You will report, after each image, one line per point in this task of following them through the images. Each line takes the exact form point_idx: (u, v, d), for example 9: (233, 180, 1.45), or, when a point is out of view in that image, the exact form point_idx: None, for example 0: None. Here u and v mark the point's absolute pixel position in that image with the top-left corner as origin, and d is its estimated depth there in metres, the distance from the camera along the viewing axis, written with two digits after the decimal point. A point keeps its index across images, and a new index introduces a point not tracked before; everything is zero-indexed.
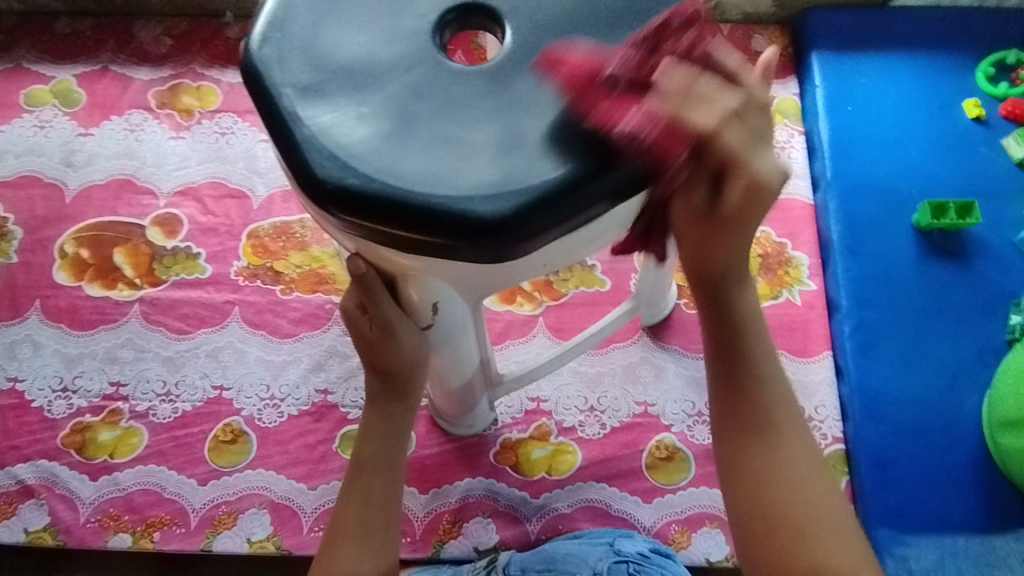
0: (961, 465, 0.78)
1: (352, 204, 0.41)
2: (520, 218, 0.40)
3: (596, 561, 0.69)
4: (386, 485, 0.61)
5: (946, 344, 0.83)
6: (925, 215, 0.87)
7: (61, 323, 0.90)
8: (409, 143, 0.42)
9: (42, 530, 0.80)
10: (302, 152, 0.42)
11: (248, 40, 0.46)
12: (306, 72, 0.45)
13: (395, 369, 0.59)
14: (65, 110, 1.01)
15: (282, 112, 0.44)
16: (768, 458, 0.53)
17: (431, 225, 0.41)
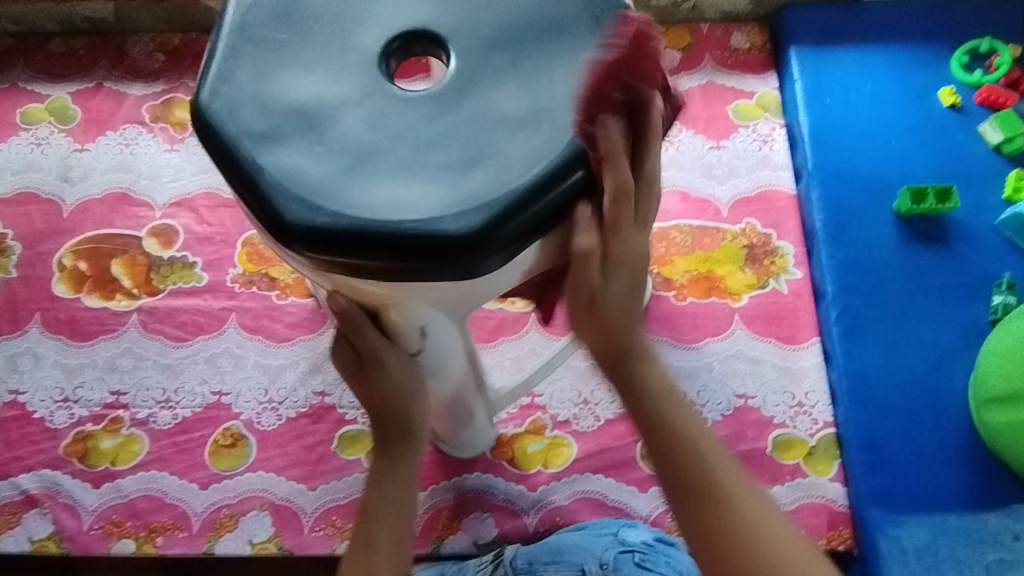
0: (949, 445, 0.80)
1: (325, 243, 0.43)
2: (488, 230, 0.42)
3: (602, 552, 0.71)
4: (393, 538, 0.61)
5: (931, 326, 0.85)
6: (905, 201, 0.89)
7: (61, 334, 0.91)
8: (374, 176, 0.44)
9: (46, 539, 0.81)
10: (268, 198, 0.44)
11: (196, 96, 0.47)
12: (260, 119, 0.46)
13: (387, 402, 0.60)
14: (61, 127, 1.03)
15: (242, 162, 0.45)
16: (728, 521, 0.53)
17: (402, 254, 0.43)
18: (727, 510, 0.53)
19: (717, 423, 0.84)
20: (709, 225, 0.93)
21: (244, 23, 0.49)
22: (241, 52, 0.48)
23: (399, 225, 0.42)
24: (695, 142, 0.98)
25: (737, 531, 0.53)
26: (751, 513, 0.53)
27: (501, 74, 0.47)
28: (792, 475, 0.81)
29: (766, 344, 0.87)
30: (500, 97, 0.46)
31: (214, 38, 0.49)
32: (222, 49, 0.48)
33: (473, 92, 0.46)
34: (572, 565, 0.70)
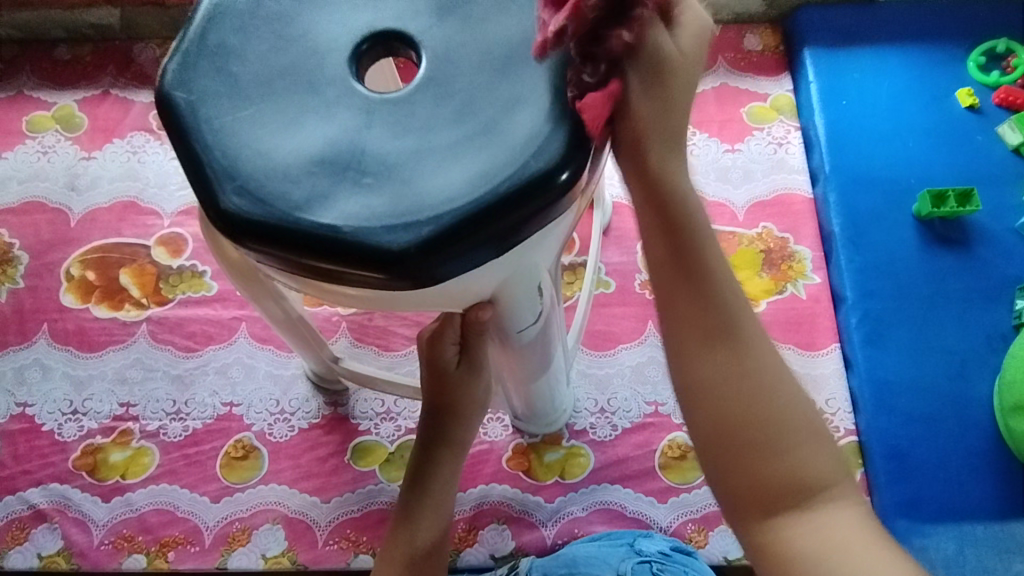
0: (975, 452, 0.78)
1: (441, 249, 0.40)
2: (558, 170, 0.41)
3: (619, 562, 0.69)
4: (432, 529, 0.60)
5: (954, 331, 0.83)
6: (925, 204, 0.87)
7: (70, 346, 0.90)
8: (436, 168, 0.41)
9: (56, 555, 0.80)
10: (362, 242, 0.39)
11: (219, 210, 0.41)
12: (295, 186, 0.41)
13: (461, 404, 0.60)
14: (67, 135, 1.02)
15: (316, 232, 0.40)
16: (734, 370, 0.45)
17: (512, 216, 0.41)
18: (736, 363, 0.45)
19: None
20: (725, 229, 0.92)
21: (200, 119, 0.43)
22: (222, 142, 0.43)
23: (501, 194, 0.40)
24: (709, 146, 0.97)
25: (741, 380, 0.45)
26: (770, 368, 0.46)
27: (471, 38, 0.44)
28: None
29: (785, 351, 0.86)
30: (477, 61, 0.44)
31: (186, 154, 0.43)
32: (199, 157, 0.42)
33: (458, 64, 0.44)
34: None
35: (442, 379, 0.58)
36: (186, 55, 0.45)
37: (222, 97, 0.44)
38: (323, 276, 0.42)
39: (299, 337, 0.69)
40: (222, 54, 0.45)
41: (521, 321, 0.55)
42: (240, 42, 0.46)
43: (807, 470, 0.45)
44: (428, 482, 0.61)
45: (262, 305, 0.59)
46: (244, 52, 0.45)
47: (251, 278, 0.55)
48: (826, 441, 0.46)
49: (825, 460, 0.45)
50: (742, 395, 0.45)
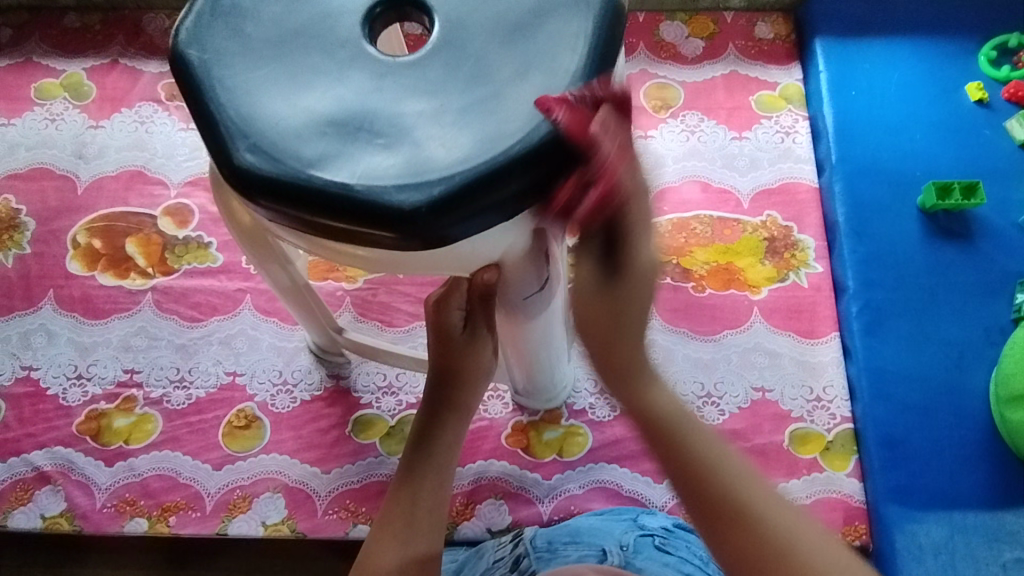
0: (969, 443, 0.79)
1: (450, 210, 0.40)
2: (566, 136, 0.41)
3: (622, 535, 0.69)
4: (437, 487, 0.60)
5: (953, 323, 0.84)
6: (930, 196, 0.88)
7: (75, 312, 0.91)
8: (448, 131, 0.41)
9: (59, 516, 0.81)
10: (373, 200, 0.40)
11: (233, 166, 0.42)
12: (307, 145, 0.41)
13: (467, 370, 0.61)
14: (76, 103, 1.02)
15: (329, 189, 0.40)
16: (752, 537, 0.49)
17: (520, 180, 0.41)
18: (754, 528, 0.49)
19: (733, 415, 0.84)
20: (729, 216, 0.93)
21: (214, 78, 0.43)
22: (235, 100, 0.43)
23: (509, 158, 0.40)
24: (717, 133, 0.97)
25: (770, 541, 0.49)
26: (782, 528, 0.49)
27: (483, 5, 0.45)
28: (808, 470, 0.80)
29: (785, 337, 0.87)
30: (488, 27, 0.44)
31: (199, 112, 0.43)
32: (213, 114, 0.43)
33: (470, 30, 0.44)
34: (592, 546, 0.68)
35: (448, 344, 0.60)
36: (201, 15, 0.46)
37: (236, 57, 0.44)
38: (333, 236, 0.42)
39: (297, 304, 0.69)
40: (236, 14, 0.45)
41: (526, 288, 0.56)
42: (254, 4, 0.46)
43: None
44: (433, 441, 0.61)
45: (269, 273, 0.60)
46: (258, 13, 0.46)
47: (262, 245, 0.56)
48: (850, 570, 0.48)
49: None
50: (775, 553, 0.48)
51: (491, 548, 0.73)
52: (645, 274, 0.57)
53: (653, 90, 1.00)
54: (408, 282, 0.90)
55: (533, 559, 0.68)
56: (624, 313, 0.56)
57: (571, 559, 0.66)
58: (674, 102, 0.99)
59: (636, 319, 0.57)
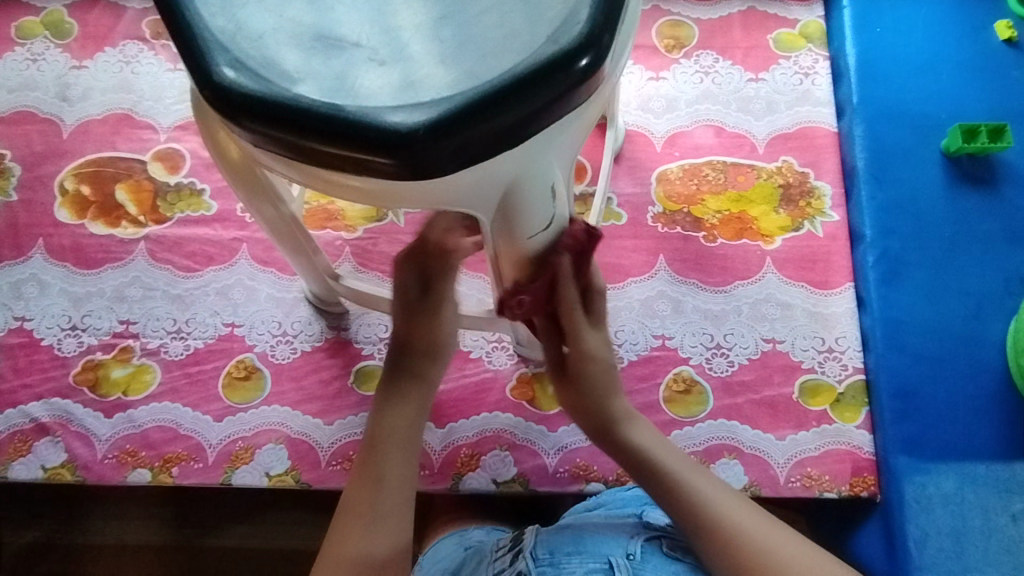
0: (983, 394, 0.78)
1: (451, 132, 0.36)
2: (577, 54, 0.37)
3: (628, 543, 0.66)
4: (401, 467, 0.61)
5: (973, 272, 0.81)
6: (955, 139, 0.84)
7: (66, 261, 0.88)
8: (452, 57, 0.39)
9: (60, 467, 0.80)
10: (364, 120, 0.36)
11: (208, 82, 0.37)
12: (298, 66, 0.38)
13: (426, 341, 0.65)
14: (57, 42, 0.97)
15: (317, 108, 0.36)
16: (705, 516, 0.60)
17: (528, 100, 0.37)
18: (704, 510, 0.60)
19: (743, 367, 0.82)
20: (743, 162, 0.89)
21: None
22: (216, 13, 0.39)
23: (516, 75, 0.37)
24: (732, 74, 0.93)
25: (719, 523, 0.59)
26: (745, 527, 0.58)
27: None
28: (818, 422, 0.79)
29: (797, 288, 0.84)
30: None
31: (169, 20, 0.39)
32: (189, 26, 0.38)
33: None
34: (598, 557, 0.65)
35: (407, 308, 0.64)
36: None
37: None
38: (320, 162, 0.38)
39: (292, 248, 0.66)
40: None
41: (532, 226, 0.49)
42: None
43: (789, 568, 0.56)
44: (389, 416, 0.63)
45: (259, 211, 0.57)
46: None
47: (254, 182, 0.53)
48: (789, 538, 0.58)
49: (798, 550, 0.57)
50: (721, 529, 0.59)
51: (490, 554, 0.69)
52: (606, 368, 0.68)
53: (666, 28, 0.95)
54: (408, 232, 0.87)
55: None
56: (596, 395, 0.68)
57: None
58: (688, 40, 0.94)
59: (603, 380, 0.68)
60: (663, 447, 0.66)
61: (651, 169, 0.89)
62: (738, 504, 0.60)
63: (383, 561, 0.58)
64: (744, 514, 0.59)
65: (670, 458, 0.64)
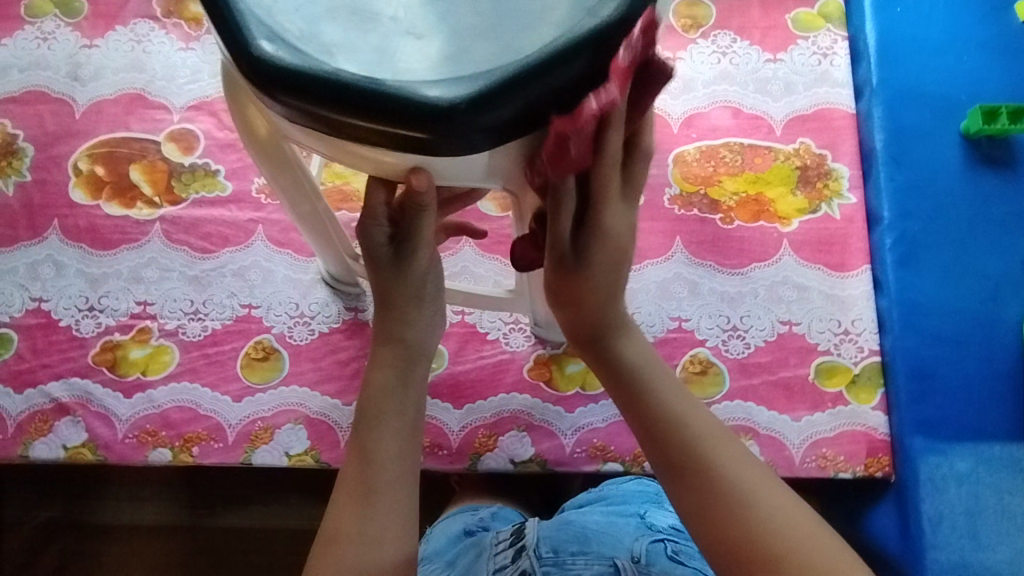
0: (998, 375, 0.78)
1: (491, 107, 0.36)
2: (616, 30, 0.37)
3: (632, 544, 0.66)
4: (393, 439, 0.57)
5: (990, 255, 0.81)
6: (975, 121, 0.84)
7: (82, 242, 0.88)
8: (488, 30, 0.38)
9: (81, 446, 0.81)
10: (403, 94, 0.36)
11: (243, 54, 0.37)
12: (334, 39, 0.38)
13: (403, 298, 0.58)
14: (67, 20, 0.96)
15: (355, 81, 0.36)
16: (680, 445, 0.53)
17: (567, 74, 0.37)
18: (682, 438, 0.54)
19: (759, 349, 0.82)
20: (761, 144, 0.88)
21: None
22: None
23: (555, 49, 0.36)
24: (750, 54, 0.92)
25: (691, 457, 0.53)
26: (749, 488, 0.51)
27: None
28: (833, 403, 0.80)
29: (814, 271, 0.84)
30: None
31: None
32: None
33: None
34: (603, 559, 0.65)
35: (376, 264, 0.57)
36: None
37: None
38: (357, 137, 0.38)
39: (313, 227, 0.65)
40: None
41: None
42: None
43: (765, 515, 0.50)
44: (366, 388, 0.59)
45: (284, 190, 0.57)
46: None
47: (282, 161, 0.53)
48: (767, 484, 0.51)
49: (777, 500, 0.51)
50: (695, 464, 0.52)
51: (491, 549, 0.70)
52: (618, 249, 0.52)
53: (683, 7, 0.93)
54: None
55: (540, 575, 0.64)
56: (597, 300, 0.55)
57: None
58: (705, 20, 0.93)
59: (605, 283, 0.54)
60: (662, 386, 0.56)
61: (668, 151, 0.89)
62: (721, 440, 0.54)
63: (388, 542, 0.55)
64: (726, 452, 0.53)
65: (655, 371, 0.57)
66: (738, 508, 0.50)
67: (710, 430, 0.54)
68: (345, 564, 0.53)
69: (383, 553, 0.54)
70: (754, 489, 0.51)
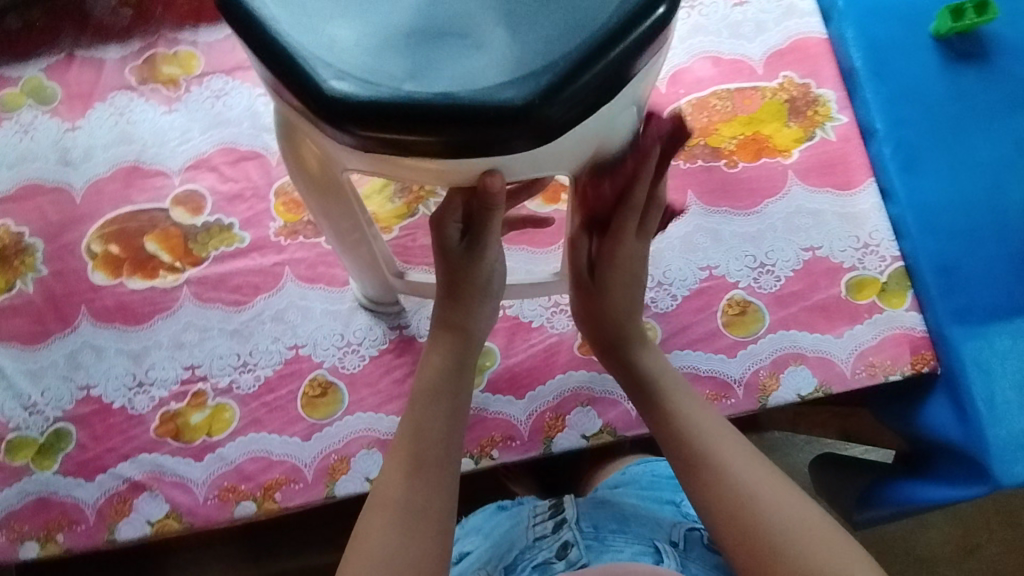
0: (1017, 253, 0.82)
1: (562, 96, 0.41)
2: (654, 4, 0.42)
3: (671, 529, 0.70)
4: (448, 418, 0.61)
5: (984, 143, 0.85)
6: (943, 21, 0.88)
7: (115, 322, 0.88)
8: (533, 21, 0.42)
9: (165, 518, 0.82)
10: (482, 102, 0.40)
11: (325, 100, 0.41)
12: (399, 63, 0.41)
13: (471, 290, 0.62)
14: (43, 108, 0.95)
15: (436, 100, 0.40)
16: (700, 451, 0.63)
17: (620, 53, 0.42)
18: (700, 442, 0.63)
19: (790, 278, 0.85)
20: (747, 86, 0.92)
21: (275, 12, 0.43)
22: (306, 32, 0.42)
23: (604, 33, 0.41)
24: (716, 2, 0.95)
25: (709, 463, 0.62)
26: (755, 491, 0.60)
27: None
28: (870, 313, 0.83)
29: (824, 194, 0.88)
30: None
31: (267, 50, 0.42)
32: (289, 52, 0.42)
33: None
34: (643, 539, 0.69)
35: (448, 259, 0.61)
36: None
37: None
38: (442, 151, 0.41)
39: (355, 250, 0.67)
40: None
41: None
42: None
43: (770, 515, 0.58)
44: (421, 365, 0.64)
45: (330, 219, 0.59)
46: None
47: (330, 193, 0.55)
48: (776, 489, 0.60)
49: (782, 499, 0.59)
50: (710, 467, 0.62)
51: (530, 520, 0.73)
52: (625, 285, 0.68)
53: None
54: None
55: (583, 549, 0.69)
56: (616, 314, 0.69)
57: (625, 556, 0.66)
58: None
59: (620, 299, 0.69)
60: (676, 387, 0.68)
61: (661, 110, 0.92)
62: (732, 448, 0.63)
63: (428, 502, 0.57)
64: (734, 457, 0.62)
65: (671, 381, 0.68)
66: (748, 511, 0.59)
67: (722, 438, 0.64)
68: (384, 523, 0.56)
69: (420, 510, 0.57)
70: (760, 496, 0.60)
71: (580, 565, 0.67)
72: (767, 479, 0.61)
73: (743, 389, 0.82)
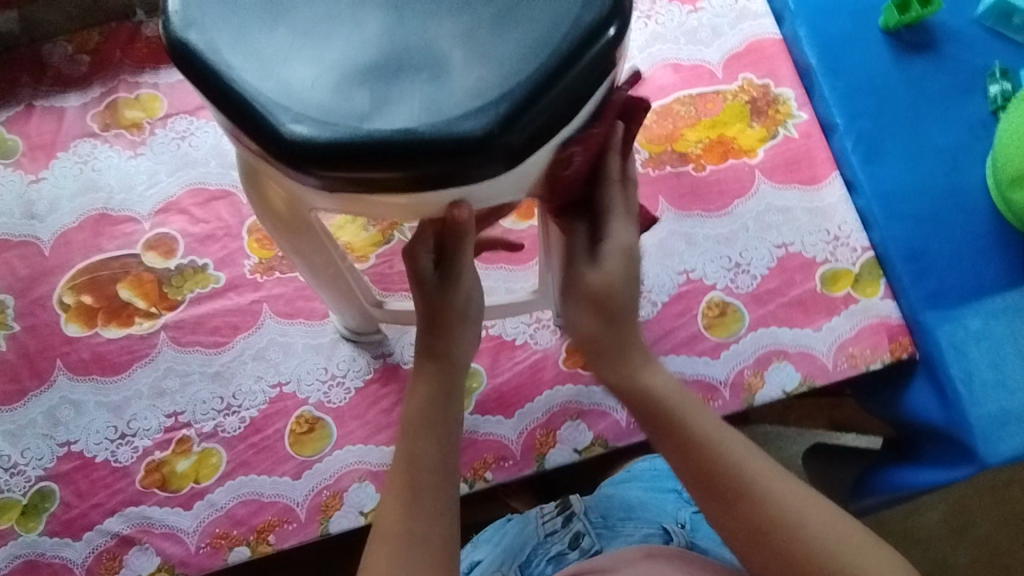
0: (981, 234, 0.83)
1: (521, 123, 0.41)
2: (605, 25, 0.43)
3: (677, 511, 0.73)
4: (436, 448, 0.60)
5: (940, 130, 0.87)
6: (891, 15, 0.90)
7: (92, 374, 0.87)
8: (486, 50, 0.42)
9: (157, 571, 0.80)
10: (442, 134, 0.40)
11: (286, 143, 0.41)
12: (356, 100, 0.41)
13: (449, 319, 0.61)
14: (4, 161, 0.94)
15: (396, 136, 0.40)
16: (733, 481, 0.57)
17: (575, 76, 0.42)
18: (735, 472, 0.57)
19: (765, 276, 0.87)
20: (708, 90, 0.93)
21: (229, 59, 0.43)
22: (261, 76, 0.42)
23: (557, 59, 0.42)
24: (672, 10, 0.97)
25: (744, 494, 0.56)
26: (804, 521, 0.56)
27: None
28: (846, 305, 0.85)
29: (791, 191, 0.89)
30: None
31: (224, 98, 0.42)
32: (247, 97, 0.42)
33: None
34: (652, 523, 0.73)
35: (423, 291, 0.60)
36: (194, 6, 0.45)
37: (245, 38, 0.43)
38: (407, 185, 0.42)
39: (334, 286, 0.67)
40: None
41: None
42: None
43: (822, 544, 0.55)
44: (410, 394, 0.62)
45: (303, 257, 0.59)
46: None
47: (301, 231, 0.55)
48: (820, 511, 0.57)
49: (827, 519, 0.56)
50: (747, 498, 0.56)
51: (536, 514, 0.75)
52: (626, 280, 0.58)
53: None
54: None
55: (595, 537, 0.73)
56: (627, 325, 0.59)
57: (635, 539, 0.72)
58: None
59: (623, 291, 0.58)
60: (688, 405, 0.59)
61: None
62: (765, 470, 0.58)
63: (421, 533, 0.57)
64: (769, 480, 0.57)
65: (680, 397, 0.60)
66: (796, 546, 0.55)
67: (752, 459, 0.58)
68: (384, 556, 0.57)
69: (413, 542, 0.57)
70: (806, 523, 0.56)
71: (594, 553, 0.73)
72: (802, 505, 0.57)
73: (729, 390, 0.83)
